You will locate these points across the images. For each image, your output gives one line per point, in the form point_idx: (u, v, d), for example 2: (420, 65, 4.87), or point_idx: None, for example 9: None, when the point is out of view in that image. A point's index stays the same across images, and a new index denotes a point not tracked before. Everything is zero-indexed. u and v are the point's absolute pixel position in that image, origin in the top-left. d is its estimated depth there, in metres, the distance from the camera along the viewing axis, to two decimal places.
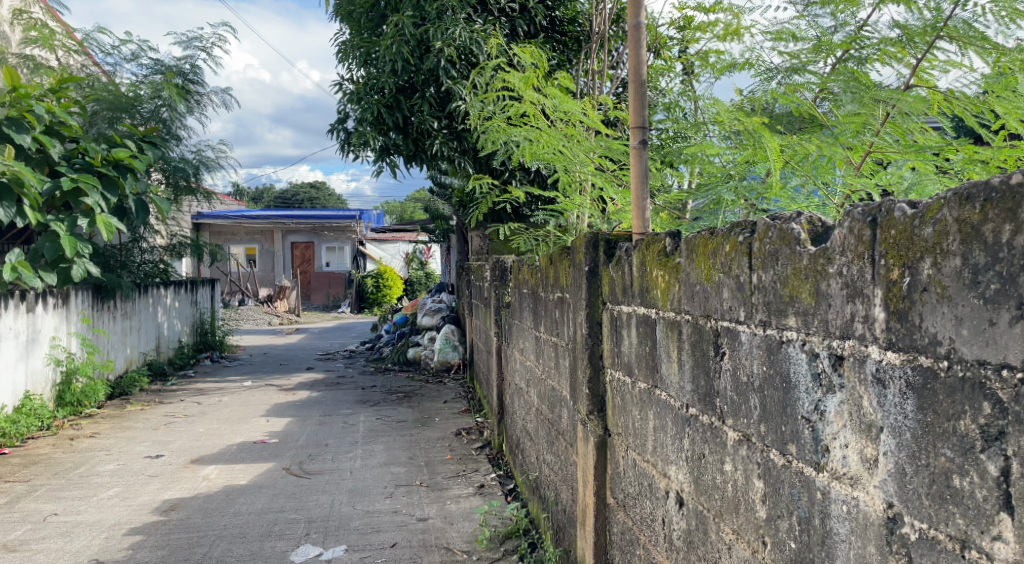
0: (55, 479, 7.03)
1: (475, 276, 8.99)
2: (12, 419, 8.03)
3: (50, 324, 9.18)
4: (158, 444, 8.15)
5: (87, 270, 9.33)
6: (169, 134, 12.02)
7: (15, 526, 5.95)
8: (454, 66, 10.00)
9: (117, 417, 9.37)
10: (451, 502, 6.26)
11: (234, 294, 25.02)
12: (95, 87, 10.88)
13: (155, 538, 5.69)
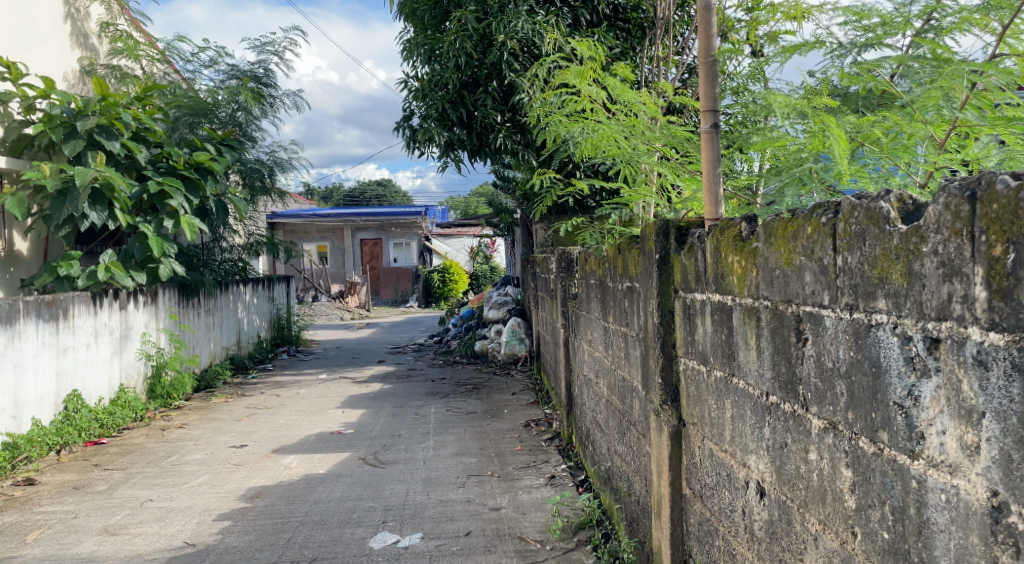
0: (149, 467, 7.23)
1: (541, 267, 8.95)
2: (108, 410, 8.36)
3: (140, 320, 9.47)
4: (241, 434, 8.32)
5: (173, 269, 9.59)
6: (246, 136, 12.23)
7: (113, 511, 6.13)
8: (517, 59, 9.97)
9: (204, 409, 9.59)
10: (523, 492, 6.26)
11: (307, 291, 25.49)
12: (177, 93, 11.15)
13: (243, 524, 5.81)
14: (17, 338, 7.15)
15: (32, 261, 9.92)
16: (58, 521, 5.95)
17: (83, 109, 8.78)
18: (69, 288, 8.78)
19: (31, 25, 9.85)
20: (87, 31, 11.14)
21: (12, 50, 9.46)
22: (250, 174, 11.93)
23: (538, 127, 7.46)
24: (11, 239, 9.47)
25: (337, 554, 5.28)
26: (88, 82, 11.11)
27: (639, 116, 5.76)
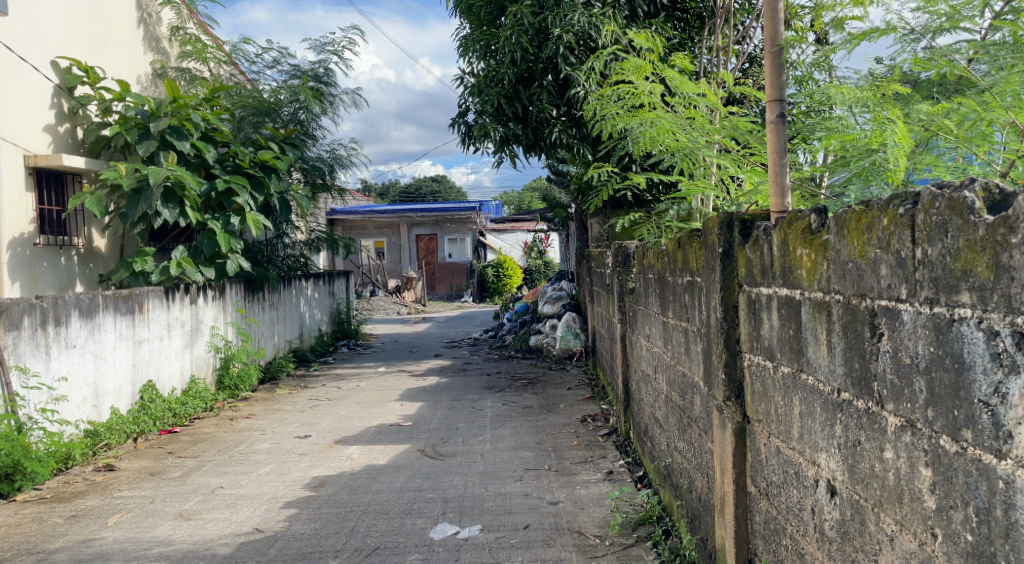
0: (220, 455, 7.37)
1: (597, 262, 8.88)
2: (180, 400, 8.60)
3: (209, 314, 9.67)
4: (305, 425, 8.43)
5: (240, 265, 9.75)
6: (308, 135, 12.35)
7: (187, 497, 6.27)
8: (573, 52, 9.92)
9: (270, 399, 9.75)
10: (581, 487, 6.23)
11: (365, 287, 25.79)
12: (243, 94, 11.61)
13: (308, 512, 5.89)
14: (96, 331, 7.49)
15: (111, 257, 10.19)
16: (137, 505, 6.11)
17: (156, 111, 9.09)
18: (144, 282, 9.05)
19: (107, 30, 10.11)
20: (159, 36, 11.38)
21: (88, 54, 9.74)
22: (312, 172, 12.04)
23: (592, 121, 7.40)
24: (91, 236, 9.76)
25: (398, 544, 5.33)
26: (159, 84, 11.36)
27: (698, 108, 5.67)
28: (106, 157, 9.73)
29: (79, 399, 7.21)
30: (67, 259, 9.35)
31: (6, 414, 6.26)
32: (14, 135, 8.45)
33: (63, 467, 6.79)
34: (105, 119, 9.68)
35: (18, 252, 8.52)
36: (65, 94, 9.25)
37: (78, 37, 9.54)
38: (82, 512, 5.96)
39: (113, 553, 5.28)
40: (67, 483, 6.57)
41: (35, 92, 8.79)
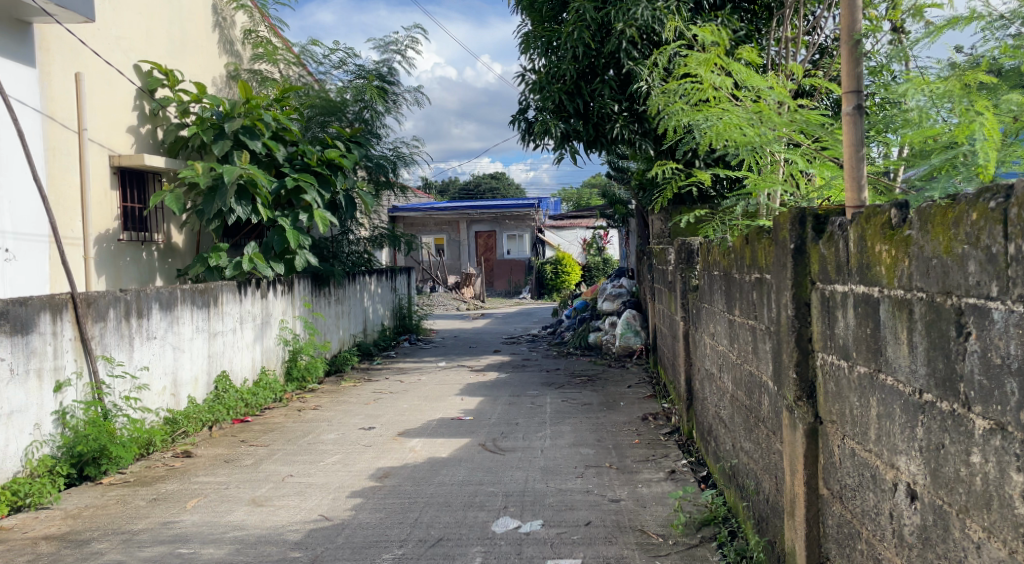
0: (289, 444, 7.48)
1: (658, 260, 8.77)
2: (252, 390, 8.75)
3: (278, 308, 9.82)
4: (370, 417, 8.50)
5: (309, 260, 9.89)
6: (372, 134, 12.41)
7: (259, 484, 6.37)
8: (636, 47, 9.88)
9: (335, 392, 9.85)
10: (643, 485, 6.15)
11: (425, 282, 25.98)
12: (312, 95, 11.72)
13: (373, 502, 5.95)
14: (175, 323, 7.74)
15: (188, 252, 10.39)
16: (212, 490, 6.24)
17: (230, 112, 9.31)
18: (219, 277, 9.25)
19: (186, 34, 10.37)
20: (233, 39, 11.60)
21: (167, 58, 9.99)
22: (376, 170, 12.09)
23: (656, 116, 7.27)
24: (170, 232, 9.97)
25: (461, 536, 5.34)
26: (233, 87, 11.59)
27: (767, 102, 5.54)
28: (185, 156, 9.97)
29: (159, 388, 7.48)
30: (148, 254, 9.58)
31: (92, 401, 6.52)
32: (100, 135, 8.73)
33: (145, 452, 6.99)
34: (184, 120, 9.91)
35: (103, 248, 8.78)
36: (146, 96, 9.50)
37: (158, 41, 9.81)
38: (163, 496, 6.10)
39: (191, 535, 5.40)
40: (148, 468, 6.75)
41: (119, 95, 9.07)
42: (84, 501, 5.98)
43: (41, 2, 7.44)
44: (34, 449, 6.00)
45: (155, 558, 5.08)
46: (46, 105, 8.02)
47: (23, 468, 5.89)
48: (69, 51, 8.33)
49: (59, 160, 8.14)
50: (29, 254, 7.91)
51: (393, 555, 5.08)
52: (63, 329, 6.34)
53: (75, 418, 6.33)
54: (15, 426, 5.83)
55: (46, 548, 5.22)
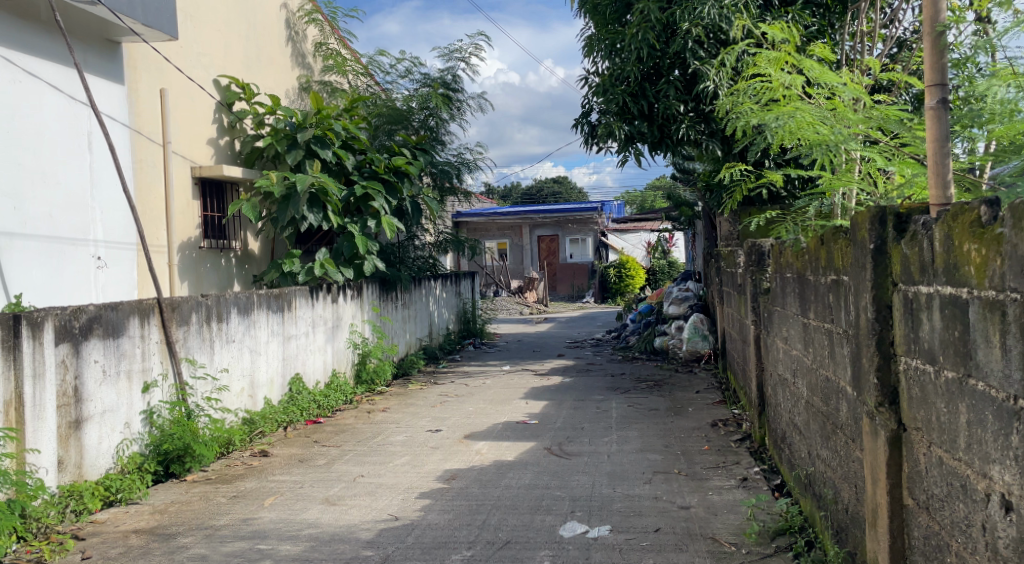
0: (360, 445, 7.53)
1: (726, 262, 8.62)
2: (324, 392, 8.86)
3: (349, 312, 9.92)
4: (437, 419, 8.53)
5: (377, 266, 9.97)
6: (436, 141, 12.47)
7: (332, 483, 6.43)
8: (702, 46, 9.76)
9: (403, 394, 9.90)
10: (714, 493, 6.03)
11: (488, 287, 26.04)
12: (378, 104, 11.89)
13: (442, 503, 5.94)
14: (252, 327, 7.88)
15: (264, 259, 10.54)
16: (289, 488, 6.32)
17: (302, 123, 9.47)
18: (293, 283, 9.40)
19: (261, 48, 10.59)
20: (305, 52, 11.77)
21: (242, 72, 10.20)
22: (441, 176, 12.09)
23: (723, 117, 7.10)
24: (246, 240, 10.14)
25: (529, 539, 5.31)
26: (305, 98, 11.75)
27: (841, 99, 5.41)
28: (261, 167, 10.15)
29: (238, 389, 7.62)
30: (227, 261, 9.76)
31: (177, 401, 6.72)
32: (183, 148, 8.96)
33: (225, 451, 7.12)
34: (260, 132, 10.08)
35: (186, 255, 8.99)
36: (224, 110, 9.72)
37: (235, 56, 10.03)
38: (242, 493, 6.20)
39: (269, 532, 5.48)
40: (228, 466, 6.87)
41: (200, 110, 9.30)
42: (170, 497, 6.13)
43: (129, 23, 7.68)
44: (125, 446, 6.21)
45: (236, 553, 5.16)
46: (134, 120, 8.28)
47: (114, 465, 6.11)
48: (154, 68, 8.60)
49: (145, 171, 8.38)
50: (119, 262, 8.18)
51: (462, 557, 5.07)
52: (150, 332, 6.55)
53: (161, 417, 6.55)
54: (107, 424, 6.05)
55: (135, 541, 5.34)
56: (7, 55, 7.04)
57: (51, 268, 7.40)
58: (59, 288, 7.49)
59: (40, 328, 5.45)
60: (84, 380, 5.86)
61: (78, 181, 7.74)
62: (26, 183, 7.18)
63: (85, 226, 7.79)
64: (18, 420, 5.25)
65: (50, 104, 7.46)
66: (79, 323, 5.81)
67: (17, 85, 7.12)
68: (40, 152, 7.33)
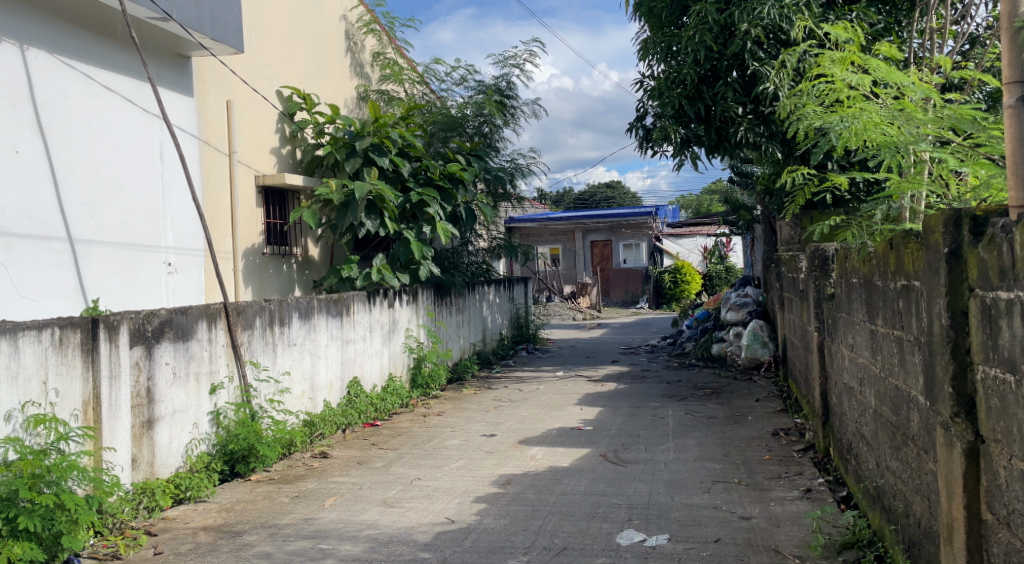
0: (416, 448, 7.53)
1: (787, 267, 8.44)
2: (381, 396, 8.88)
3: (405, 317, 9.95)
4: (491, 424, 8.49)
5: (433, 271, 9.99)
6: (490, 147, 12.45)
7: (389, 485, 6.43)
8: (762, 47, 9.59)
9: (458, 399, 9.88)
10: (776, 504, 5.88)
11: (541, 292, 25.98)
12: (434, 112, 11.94)
13: (497, 508, 5.90)
14: (313, 331, 7.94)
15: (323, 265, 10.61)
16: (348, 489, 6.34)
17: (360, 131, 9.57)
18: (351, 288, 9.46)
19: (321, 59, 10.70)
20: (364, 62, 11.86)
21: (304, 83, 10.31)
22: (494, 182, 12.04)
23: (785, 120, 6.93)
24: (307, 246, 10.22)
25: (585, 546, 5.24)
26: (363, 107, 11.82)
27: (910, 98, 5.26)
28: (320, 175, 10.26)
29: (299, 392, 7.68)
30: (289, 267, 9.86)
31: (242, 403, 6.84)
32: (247, 157, 9.10)
33: (288, 452, 7.19)
34: (321, 141, 10.17)
35: (250, 261, 9.12)
36: (286, 120, 9.78)
37: (296, 67, 10.14)
38: (304, 494, 6.26)
39: (330, 532, 5.52)
40: (290, 466, 6.95)
41: (264, 120, 9.43)
42: (235, 496, 6.23)
43: (197, 38, 7.83)
44: (193, 446, 6.37)
45: (298, 552, 5.23)
46: (203, 131, 8.43)
47: (183, 464, 6.27)
48: (221, 80, 8.74)
49: (212, 181, 8.53)
50: (189, 269, 8.32)
51: (519, 562, 5.04)
52: (217, 335, 6.69)
53: (227, 418, 6.68)
54: (177, 425, 6.23)
55: (204, 538, 5.46)
56: (86, 71, 7.26)
57: (126, 274, 7.56)
58: (135, 294, 7.64)
59: (116, 331, 5.68)
60: (156, 382, 6.06)
61: (152, 191, 7.89)
62: (103, 192, 7.37)
63: (157, 233, 7.93)
64: (96, 420, 5.50)
65: (126, 117, 7.63)
66: (152, 326, 6.02)
67: (94, 99, 7.32)
68: (115, 163, 7.50)
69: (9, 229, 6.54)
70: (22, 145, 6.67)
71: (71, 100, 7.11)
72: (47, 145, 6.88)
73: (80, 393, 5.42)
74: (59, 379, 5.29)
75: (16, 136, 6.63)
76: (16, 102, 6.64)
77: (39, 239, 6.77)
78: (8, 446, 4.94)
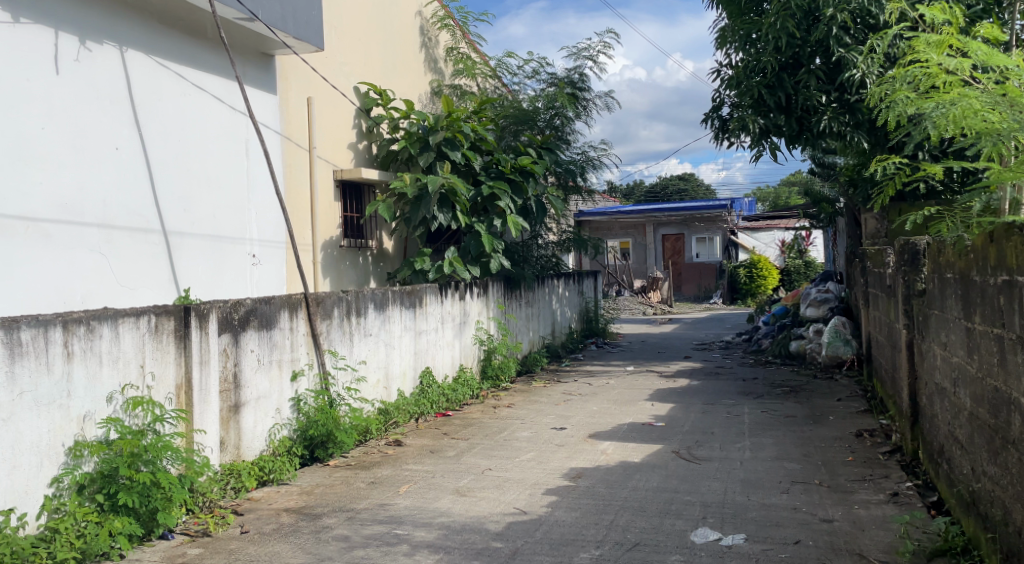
0: (487, 439, 7.47)
1: (873, 262, 8.13)
2: (452, 386, 8.86)
3: (475, 309, 9.91)
4: (561, 417, 8.39)
5: (503, 265, 9.94)
6: (561, 140, 12.30)
7: (462, 474, 6.40)
8: (849, 32, 9.29)
9: (527, 392, 9.78)
10: (860, 507, 5.65)
11: (610, 286, 25.71)
12: (506, 106, 11.91)
13: (569, 500, 5.80)
14: (387, 321, 7.94)
15: (397, 257, 10.62)
16: (421, 477, 6.32)
17: (433, 125, 9.54)
18: (424, 281, 9.48)
19: (397, 56, 10.72)
20: (437, 57, 11.85)
21: (379, 79, 10.33)
22: (565, 175, 11.92)
23: (874, 109, 6.62)
24: (382, 239, 10.24)
25: (659, 542, 5.11)
26: (436, 102, 11.82)
27: (1013, 83, 5.01)
28: (394, 170, 10.17)
29: (374, 380, 7.70)
30: (365, 259, 9.90)
31: (321, 390, 6.88)
32: (326, 152, 9.17)
33: (363, 438, 7.21)
34: (396, 136, 10.18)
35: (328, 253, 9.18)
36: (362, 115, 9.84)
37: (373, 63, 10.18)
38: (380, 480, 6.26)
39: (404, 518, 5.50)
40: (366, 453, 6.97)
41: (343, 115, 9.49)
42: (315, 479, 6.28)
43: (281, 36, 7.91)
44: (276, 430, 6.46)
45: (375, 536, 5.23)
46: (284, 127, 8.53)
47: (267, 447, 6.37)
48: (303, 77, 8.82)
49: (294, 176, 8.62)
50: (273, 260, 8.42)
51: (592, 555, 4.94)
52: (298, 325, 6.73)
53: (307, 405, 6.73)
54: (261, 409, 6.32)
55: (287, 519, 5.51)
56: (178, 70, 7.39)
57: (215, 265, 7.70)
58: (224, 284, 7.78)
59: (207, 319, 5.81)
60: (242, 367, 6.15)
61: (240, 185, 8.01)
62: (194, 186, 7.50)
63: (243, 226, 8.03)
64: (188, 402, 5.67)
65: (216, 115, 7.75)
66: (238, 315, 6.10)
67: (186, 98, 7.45)
68: (205, 158, 7.62)
69: (110, 222, 6.71)
70: (121, 141, 6.81)
71: (165, 100, 7.25)
72: (144, 143, 7.03)
73: (174, 376, 5.60)
74: (155, 363, 5.47)
75: (116, 134, 6.79)
76: (115, 102, 6.80)
77: (136, 231, 6.93)
78: (109, 426, 5.11)
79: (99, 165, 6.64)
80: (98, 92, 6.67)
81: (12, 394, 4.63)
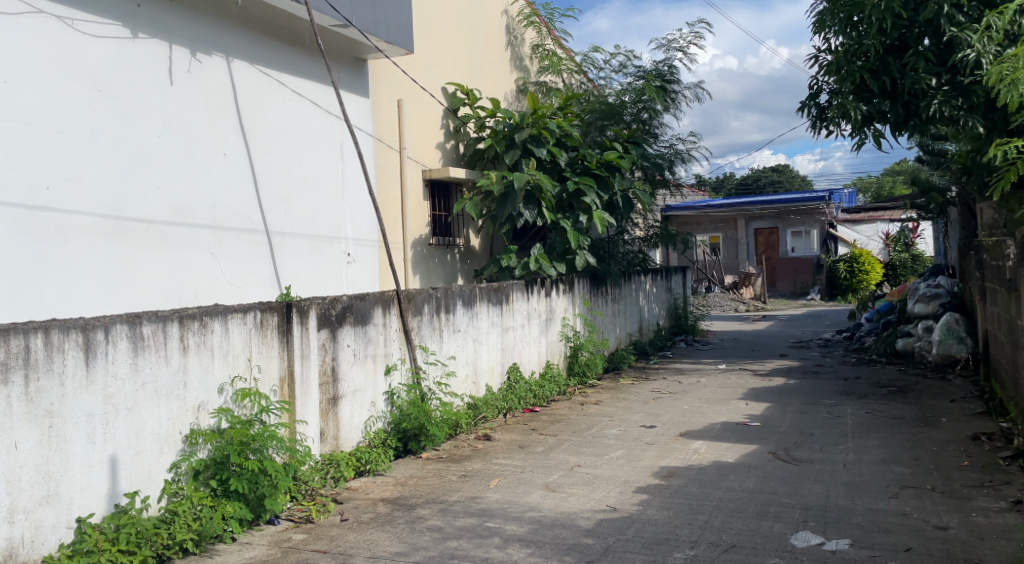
0: (576, 435, 7.30)
1: (990, 255, 7.65)
2: (540, 382, 8.71)
3: (562, 305, 9.74)
4: (651, 415, 8.15)
5: (590, 262, 9.75)
6: (649, 133, 12.03)
7: (551, 470, 6.24)
8: (962, 11, 8.80)
9: (616, 389, 9.57)
10: (978, 514, 5.28)
11: (700, 282, 25.15)
12: (592, 101, 11.69)
13: (661, 499, 5.58)
14: (475, 318, 7.84)
15: (485, 254, 10.52)
16: (512, 472, 6.19)
17: (519, 123, 9.41)
18: (510, 277, 9.38)
19: (483, 54, 10.62)
20: (523, 55, 11.71)
21: (467, 77, 10.25)
22: (653, 169, 11.64)
23: (992, 91, 6.20)
24: (469, 236, 10.14)
25: (757, 545, 4.86)
26: (522, 100, 11.68)
27: None
28: (482, 168, 10.13)
29: (463, 375, 7.62)
30: (453, 256, 9.84)
31: (414, 384, 6.81)
32: (416, 152, 9.13)
33: (453, 432, 7.13)
34: (483, 134, 10.09)
35: (418, 250, 9.15)
36: (450, 115, 9.77)
37: (461, 63, 10.10)
38: (471, 474, 6.15)
39: (496, 511, 5.39)
40: (457, 447, 6.89)
41: (432, 115, 9.44)
42: (409, 471, 6.22)
43: (373, 41, 7.90)
44: (371, 422, 6.43)
45: (467, 528, 5.12)
46: (376, 129, 8.51)
47: (363, 439, 6.34)
48: (393, 79, 8.80)
49: (385, 176, 8.60)
50: (368, 258, 8.42)
51: (686, 556, 4.73)
52: (391, 321, 6.68)
53: (400, 399, 6.66)
54: (357, 402, 6.29)
55: (382, 509, 5.45)
56: (280, 78, 7.43)
57: (314, 263, 7.73)
58: (321, 282, 7.80)
59: (308, 315, 5.81)
60: (340, 361, 6.13)
61: (336, 185, 8.02)
62: (294, 189, 7.53)
63: (339, 225, 8.05)
64: (291, 395, 5.68)
65: (313, 119, 7.77)
66: (336, 311, 6.08)
67: (286, 103, 7.49)
68: (303, 160, 7.66)
69: (219, 222, 6.78)
70: (228, 148, 6.89)
71: (268, 106, 7.30)
72: (248, 148, 7.10)
73: (277, 369, 5.61)
74: (261, 355, 5.49)
75: (223, 139, 6.86)
76: (222, 111, 6.87)
77: (242, 232, 6.98)
78: (221, 416, 5.17)
79: (209, 170, 6.72)
80: (208, 101, 6.75)
81: (135, 385, 4.75)
